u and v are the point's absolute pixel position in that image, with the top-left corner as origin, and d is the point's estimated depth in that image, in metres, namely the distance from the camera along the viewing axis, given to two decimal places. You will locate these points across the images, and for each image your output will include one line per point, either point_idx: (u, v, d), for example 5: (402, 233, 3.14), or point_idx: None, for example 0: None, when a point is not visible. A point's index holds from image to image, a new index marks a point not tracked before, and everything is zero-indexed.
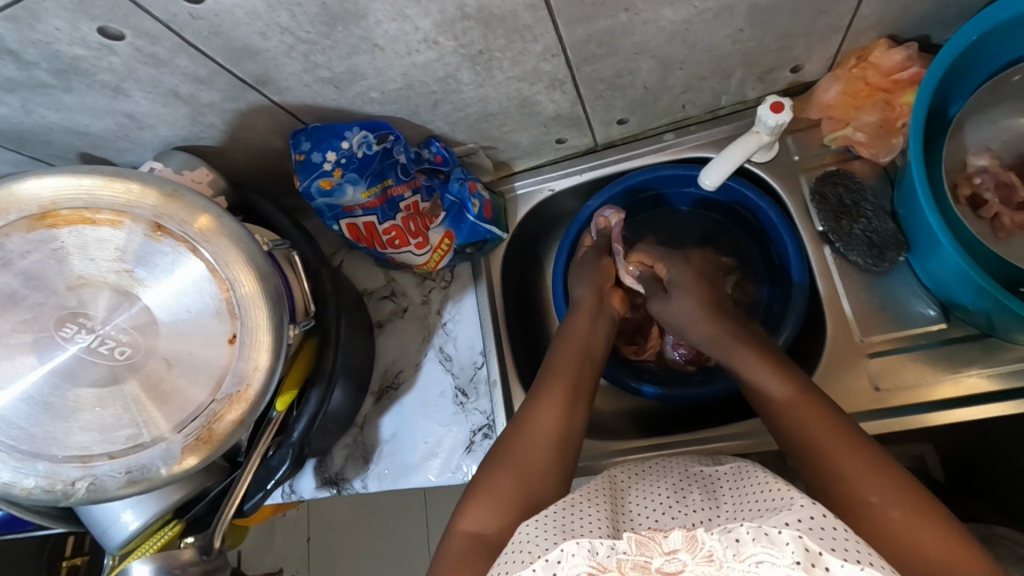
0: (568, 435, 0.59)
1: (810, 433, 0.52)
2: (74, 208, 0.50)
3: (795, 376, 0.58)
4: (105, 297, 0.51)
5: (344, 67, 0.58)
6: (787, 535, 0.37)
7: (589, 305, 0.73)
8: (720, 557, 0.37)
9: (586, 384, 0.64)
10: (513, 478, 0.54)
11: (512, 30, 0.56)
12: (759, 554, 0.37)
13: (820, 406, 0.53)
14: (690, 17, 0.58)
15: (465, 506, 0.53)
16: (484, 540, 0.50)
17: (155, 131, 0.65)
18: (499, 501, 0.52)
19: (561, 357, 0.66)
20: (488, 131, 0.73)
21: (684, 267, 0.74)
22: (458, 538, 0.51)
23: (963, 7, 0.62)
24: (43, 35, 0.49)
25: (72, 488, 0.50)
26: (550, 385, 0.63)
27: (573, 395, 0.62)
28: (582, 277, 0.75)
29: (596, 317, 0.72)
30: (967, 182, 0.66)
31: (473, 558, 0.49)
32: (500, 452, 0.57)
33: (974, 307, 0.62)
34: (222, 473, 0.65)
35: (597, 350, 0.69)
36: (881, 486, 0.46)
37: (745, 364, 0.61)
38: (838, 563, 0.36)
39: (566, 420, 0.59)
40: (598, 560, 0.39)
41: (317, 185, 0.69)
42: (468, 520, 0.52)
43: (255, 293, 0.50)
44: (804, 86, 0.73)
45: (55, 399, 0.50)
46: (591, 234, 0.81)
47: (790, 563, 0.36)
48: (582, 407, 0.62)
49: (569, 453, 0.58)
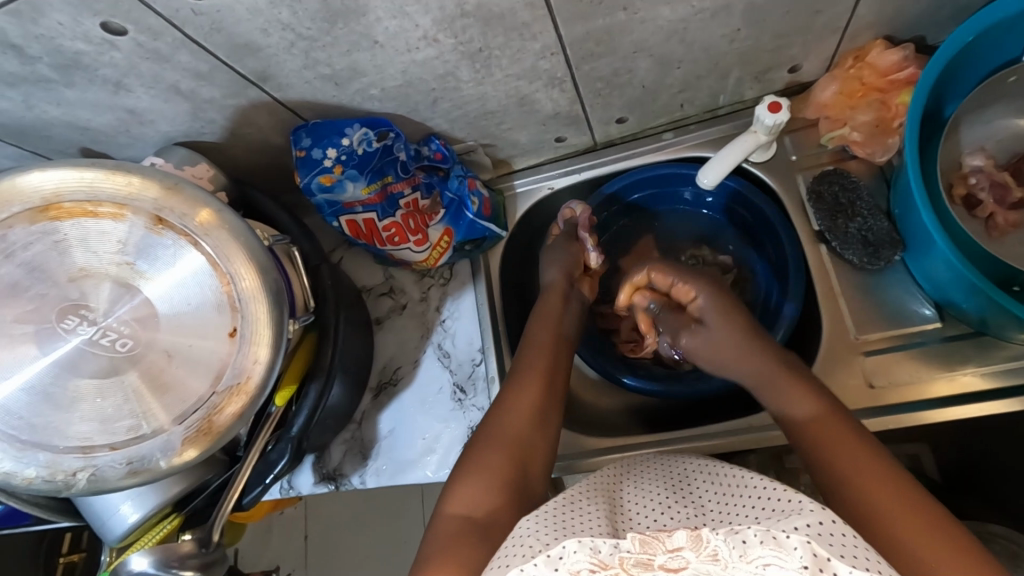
0: (549, 411, 0.60)
1: (822, 439, 0.53)
2: (77, 200, 0.50)
3: (823, 396, 0.57)
4: (107, 289, 0.51)
5: (345, 64, 0.58)
6: (795, 540, 0.38)
7: (560, 287, 0.74)
8: (725, 557, 0.38)
9: (563, 362, 0.66)
10: (501, 456, 0.55)
11: (511, 28, 0.56)
12: (767, 556, 0.37)
13: (841, 421, 0.54)
14: (687, 16, 0.58)
15: (452, 490, 0.53)
16: (474, 520, 0.50)
17: (156, 126, 0.65)
18: (487, 481, 0.53)
19: (536, 338, 0.67)
20: (487, 128, 0.74)
21: (710, 297, 0.68)
22: (448, 521, 0.50)
23: (958, 8, 0.63)
24: (45, 30, 0.50)
25: (72, 479, 0.50)
26: (531, 365, 0.64)
27: (552, 373, 0.64)
28: (554, 259, 0.75)
29: (568, 296, 0.73)
30: (962, 182, 0.67)
31: (466, 537, 0.48)
32: (481, 436, 0.58)
33: (968, 306, 0.63)
34: (222, 466, 0.65)
35: (568, 329, 0.70)
36: (886, 492, 0.47)
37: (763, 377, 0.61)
38: (846, 569, 0.37)
39: (544, 401, 0.61)
40: (600, 557, 0.39)
41: (317, 181, 0.69)
42: (456, 502, 0.52)
43: (255, 286, 0.51)
44: (802, 87, 0.74)
45: (55, 389, 0.51)
46: (556, 226, 0.79)
47: (798, 567, 0.37)
48: (560, 382, 0.64)
49: (554, 421, 0.61)
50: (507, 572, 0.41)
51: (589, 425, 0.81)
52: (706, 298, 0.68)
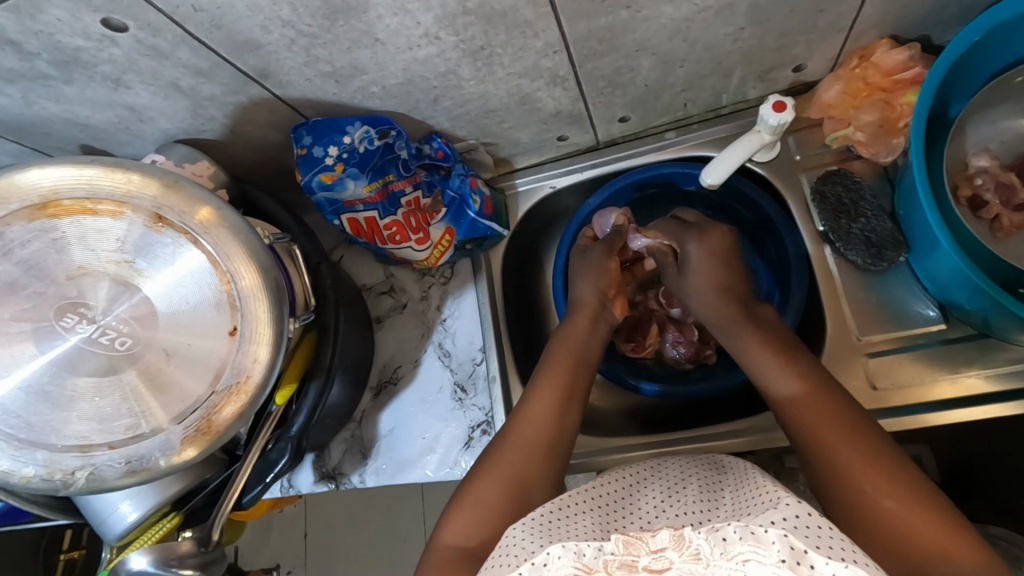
0: (556, 444, 0.59)
1: (813, 430, 0.51)
2: (74, 198, 0.50)
3: (810, 374, 0.56)
4: (106, 287, 0.51)
5: (346, 61, 0.58)
6: (773, 534, 0.37)
7: (591, 306, 0.71)
8: (707, 556, 0.37)
9: (581, 385, 0.64)
10: (498, 488, 0.54)
11: (513, 26, 0.56)
12: (746, 552, 0.37)
13: (832, 404, 0.52)
14: (691, 15, 0.58)
15: (448, 518, 0.54)
16: (470, 552, 0.51)
17: (156, 124, 0.65)
18: (483, 513, 0.53)
19: (554, 361, 0.65)
20: (489, 127, 0.73)
21: (696, 245, 0.68)
22: (442, 551, 0.51)
23: (965, 7, 0.62)
24: (44, 26, 0.49)
25: (71, 478, 0.50)
26: (542, 389, 0.62)
27: (566, 399, 0.62)
28: (585, 274, 0.73)
29: (597, 321, 0.70)
30: (967, 183, 0.66)
31: (457, 565, 0.50)
32: (486, 463, 0.57)
33: (972, 308, 0.63)
34: (220, 465, 0.65)
35: (591, 355, 0.68)
36: (884, 489, 0.46)
37: (756, 360, 0.59)
38: (823, 561, 0.36)
39: (552, 431, 0.59)
40: (583, 561, 0.39)
41: (318, 180, 0.68)
42: (451, 533, 0.52)
43: (256, 285, 0.50)
44: (806, 86, 0.73)
45: (53, 388, 0.50)
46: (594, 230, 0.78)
47: (776, 561, 0.36)
48: (574, 412, 0.62)
49: (562, 451, 0.59)
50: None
51: (590, 427, 0.80)
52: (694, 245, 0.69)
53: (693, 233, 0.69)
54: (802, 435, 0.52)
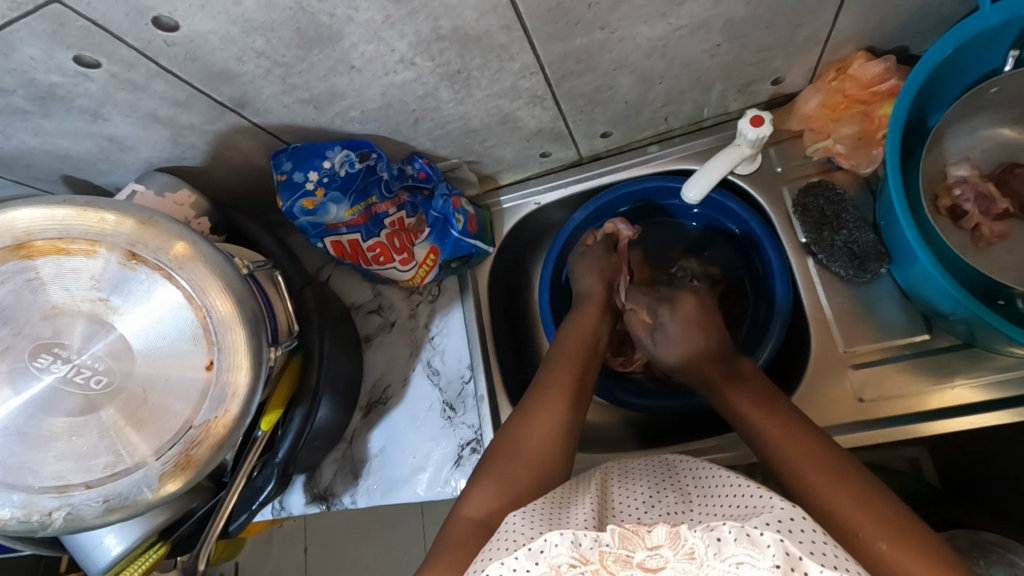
0: (568, 428, 0.60)
1: (794, 463, 0.51)
2: (48, 238, 0.50)
3: (784, 410, 0.56)
4: (81, 324, 0.51)
5: (323, 88, 0.58)
6: (769, 537, 0.37)
7: (598, 294, 0.74)
8: (702, 555, 0.37)
9: (587, 383, 0.65)
10: (517, 467, 0.55)
11: (489, 49, 0.56)
12: (740, 554, 0.36)
13: (812, 438, 0.53)
14: (666, 33, 0.58)
15: (469, 493, 0.54)
16: (483, 524, 0.51)
17: (137, 153, 0.65)
18: (502, 488, 0.53)
19: (562, 357, 0.67)
20: (471, 146, 0.74)
21: (671, 315, 0.70)
22: (461, 521, 0.51)
23: (941, 17, 0.63)
24: (18, 64, 0.50)
25: (48, 518, 0.50)
26: (553, 382, 0.63)
27: (574, 397, 0.63)
28: (588, 269, 0.76)
29: (604, 312, 0.73)
30: (947, 193, 0.66)
31: (472, 539, 0.49)
32: (495, 445, 0.59)
33: (955, 316, 0.62)
34: (207, 493, 0.65)
35: (598, 344, 0.70)
36: (869, 518, 0.45)
37: (737, 382, 0.61)
38: (817, 569, 0.36)
39: (568, 419, 0.60)
40: (580, 551, 0.39)
41: (300, 205, 0.68)
42: (472, 506, 0.52)
43: (231, 316, 0.50)
44: (787, 97, 0.73)
45: (30, 429, 0.51)
46: (594, 235, 0.79)
47: (769, 566, 0.36)
48: (581, 408, 0.63)
49: (572, 443, 0.60)
50: (489, 566, 0.41)
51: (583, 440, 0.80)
52: (665, 311, 0.71)
53: (666, 303, 0.71)
54: (788, 463, 0.52)
